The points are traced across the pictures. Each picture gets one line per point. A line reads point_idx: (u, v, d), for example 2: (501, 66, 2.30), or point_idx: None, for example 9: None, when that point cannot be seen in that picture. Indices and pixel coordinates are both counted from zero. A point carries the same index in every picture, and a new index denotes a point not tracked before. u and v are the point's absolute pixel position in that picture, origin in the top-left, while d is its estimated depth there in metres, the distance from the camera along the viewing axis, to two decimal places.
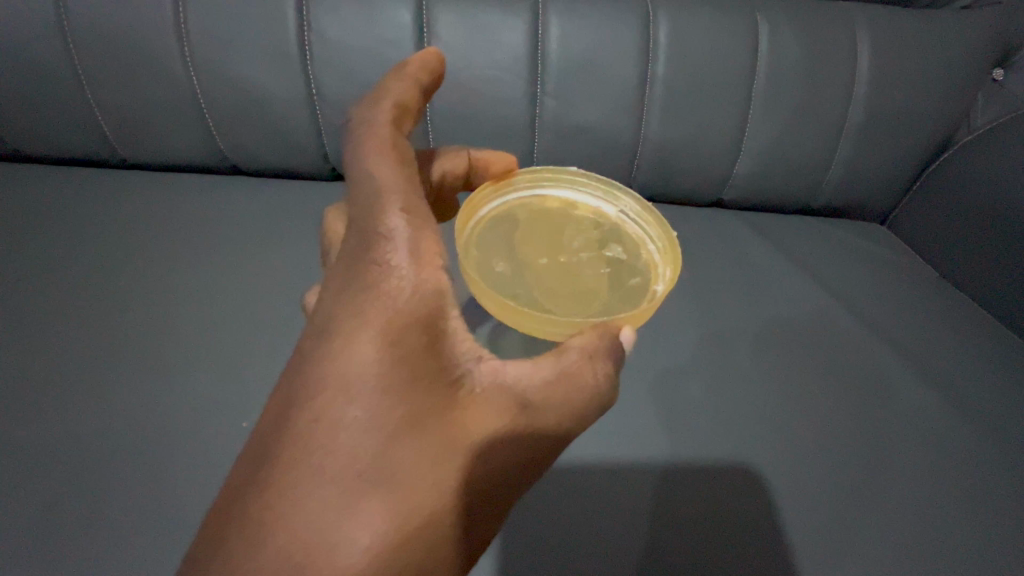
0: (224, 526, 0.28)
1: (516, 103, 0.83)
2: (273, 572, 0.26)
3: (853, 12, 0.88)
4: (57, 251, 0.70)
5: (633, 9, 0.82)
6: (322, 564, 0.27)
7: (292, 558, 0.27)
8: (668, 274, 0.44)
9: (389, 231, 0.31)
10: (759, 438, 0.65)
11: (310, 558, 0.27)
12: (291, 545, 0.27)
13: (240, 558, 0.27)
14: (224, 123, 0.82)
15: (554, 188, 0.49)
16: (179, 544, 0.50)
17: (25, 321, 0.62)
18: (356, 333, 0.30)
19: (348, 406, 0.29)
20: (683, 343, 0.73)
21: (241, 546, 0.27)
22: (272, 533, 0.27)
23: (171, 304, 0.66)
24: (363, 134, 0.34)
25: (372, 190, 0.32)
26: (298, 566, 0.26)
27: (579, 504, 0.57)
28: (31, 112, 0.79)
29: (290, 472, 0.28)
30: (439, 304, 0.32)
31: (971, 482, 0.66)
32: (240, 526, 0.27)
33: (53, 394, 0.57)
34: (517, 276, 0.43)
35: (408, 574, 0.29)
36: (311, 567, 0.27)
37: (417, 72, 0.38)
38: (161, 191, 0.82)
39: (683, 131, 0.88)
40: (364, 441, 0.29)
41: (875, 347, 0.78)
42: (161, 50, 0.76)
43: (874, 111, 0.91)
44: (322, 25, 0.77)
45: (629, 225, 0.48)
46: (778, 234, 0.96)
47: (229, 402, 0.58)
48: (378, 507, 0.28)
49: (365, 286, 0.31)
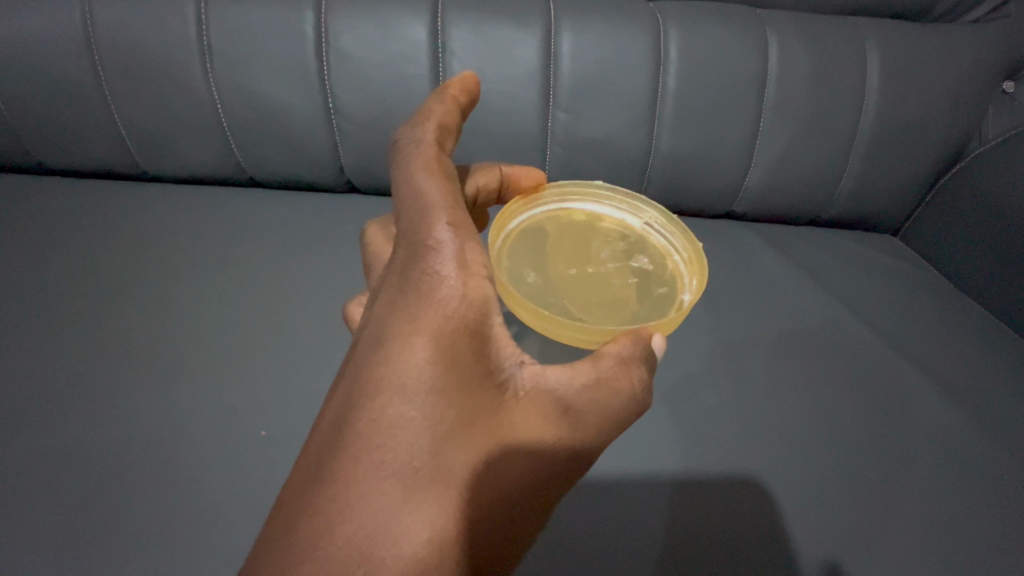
0: (290, 520, 0.29)
1: (528, 117, 0.85)
2: (341, 562, 0.28)
3: (860, 26, 0.89)
4: (87, 262, 0.73)
5: (644, 24, 0.84)
6: (384, 553, 0.29)
7: (357, 548, 0.29)
8: (694, 283, 0.46)
9: (438, 243, 0.33)
10: (772, 447, 0.66)
11: (373, 547, 0.29)
12: (356, 535, 0.29)
13: (308, 549, 0.28)
14: (244, 137, 0.84)
15: (580, 202, 0.51)
16: (203, 550, 0.51)
17: (58, 329, 0.65)
18: (409, 339, 0.32)
19: (404, 406, 0.31)
20: (695, 352, 0.74)
21: (309, 538, 0.29)
22: (337, 526, 0.29)
23: (194, 316, 0.68)
24: (410, 152, 0.36)
25: (420, 205, 0.34)
26: (363, 555, 0.29)
27: (597, 513, 0.58)
28: (60, 128, 0.82)
29: (351, 469, 0.30)
30: (485, 311, 0.33)
31: (985, 493, 0.66)
32: (307, 520, 0.29)
33: (83, 397, 0.59)
34: (548, 286, 0.44)
35: (460, 564, 0.31)
36: (374, 556, 0.29)
37: (456, 94, 0.40)
38: (186, 204, 0.85)
39: (694, 143, 0.90)
40: (417, 441, 0.31)
41: (888, 357, 0.79)
42: (184, 65, 0.79)
43: (884, 123, 0.92)
44: (341, 41, 0.80)
45: (654, 236, 0.50)
46: (790, 245, 0.97)
47: (254, 408, 0.60)
48: (433, 502, 0.30)
49: (417, 295, 0.33)
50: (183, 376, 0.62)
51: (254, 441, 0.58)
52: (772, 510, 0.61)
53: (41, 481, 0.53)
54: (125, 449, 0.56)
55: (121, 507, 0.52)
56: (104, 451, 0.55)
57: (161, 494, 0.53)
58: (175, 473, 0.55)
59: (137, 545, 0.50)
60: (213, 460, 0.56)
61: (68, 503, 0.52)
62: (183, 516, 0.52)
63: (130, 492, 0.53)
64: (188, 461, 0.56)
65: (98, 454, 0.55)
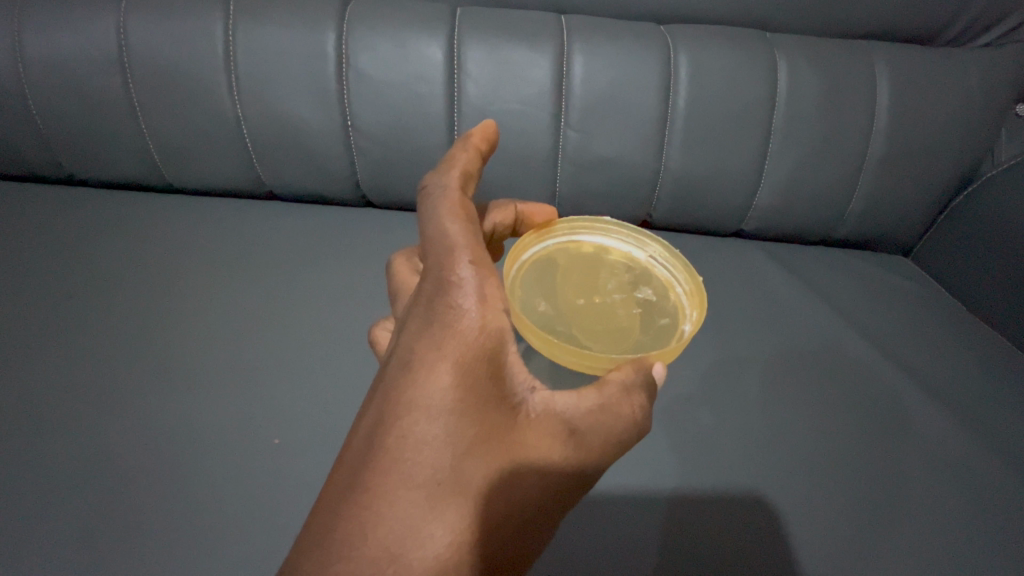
0: (327, 522, 0.33)
1: (540, 136, 0.89)
2: (372, 559, 0.31)
3: (868, 50, 0.92)
4: (122, 273, 0.78)
5: (655, 47, 0.88)
6: (411, 554, 0.32)
7: (387, 548, 0.32)
8: (694, 315, 0.49)
9: (460, 280, 0.36)
10: (768, 463, 0.68)
11: (400, 549, 0.32)
12: (386, 538, 0.32)
13: (343, 548, 0.31)
14: (268, 153, 0.89)
15: (589, 235, 0.54)
16: (227, 546, 0.55)
17: (95, 336, 0.70)
18: (434, 364, 0.35)
19: (430, 425, 0.34)
20: (696, 368, 0.77)
21: (344, 538, 0.32)
22: (369, 528, 0.32)
23: (217, 328, 0.72)
24: (436, 195, 0.40)
25: (444, 244, 0.38)
26: (392, 555, 0.32)
27: (602, 525, 0.60)
28: (95, 143, 0.88)
29: (383, 477, 0.33)
30: (501, 342, 0.36)
31: (982, 515, 0.67)
32: (342, 522, 0.32)
33: (115, 399, 0.64)
34: (558, 315, 0.47)
35: (474, 567, 0.34)
36: (402, 556, 0.32)
37: (478, 143, 0.44)
38: (215, 218, 0.90)
39: (701, 164, 0.93)
40: (441, 455, 0.34)
41: (892, 375, 0.81)
42: (213, 83, 0.84)
43: (892, 146, 0.94)
44: (360, 62, 0.84)
45: (658, 268, 0.53)
46: (797, 265, 1.00)
47: (279, 414, 0.64)
48: (453, 510, 0.34)
49: (441, 326, 0.36)
50: (209, 381, 0.66)
51: (269, 449, 0.61)
52: (765, 526, 0.63)
53: (71, 479, 0.57)
54: (149, 451, 0.60)
55: (149, 504, 0.56)
56: (134, 451, 0.60)
57: (187, 494, 0.57)
58: (199, 474, 0.59)
59: (156, 545, 0.54)
60: (234, 464, 0.60)
61: (100, 498, 0.56)
62: (204, 515, 0.56)
63: (159, 490, 0.57)
64: (212, 463, 0.60)
65: (130, 453, 0.60)
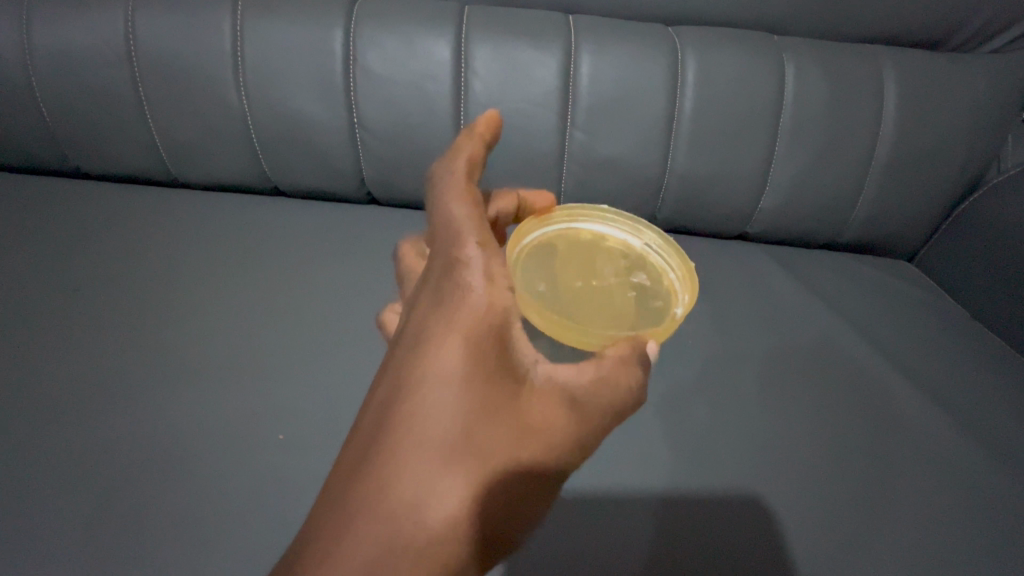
0: (340, 488, 0.34)
1: (546, 136, 0.89)
2: (380, 522, 0.32)
3: (876, 54, 0.92)
4: (127, 264, 0.78)
5: (662, 47, 0.88)
6: (418, 518, 0.33)
7: (394, 513, 0.33)
8: (686, 299, 0.49)
9: (467, 259, 0.37)
10: (770, 465, 0.68)
11: (408, 513, 0.33)
12: (395, 503, 0.33)
13: (354, 508, 0.33)
14: (274, 148, 0.89)
15: (588, 222, 0.54)
16: (225, 536, 0.55)
17: (99, 326, 0.70)
18: (442, 340, 0.36)
19: (437, 398, 0.35)
20: (700, 369, 0.77)
21: (356, 501, 0.33)
22: (378, 494, 0.33)
23: (219, 321, 0.72)
24: (444, 180, 0.40)
25: (452, 226, 0.38)
26: (400, 518, 0.33)
27: (603, 524, 0.60)
28: (102, 136, 0.88)
29: (392, 447, 0.34)
30: (506, 318, 0.36)
31: (983, 520, 0.67)
32: (354, 487, 0.33)
33: (117, 390, 0.64)
34: (558, 297, 0.47)
35: (482, 531, 0.35)
36: (410, 520, 0.33)
37: (483, 133, 0.44)
38: (218, 212, 0.90)
39: (707, 165, 0.93)
40: (448, 427, 0.34)
41: (896, 379, 0.80)
42: (218, 77, 0.84)
43: (898, 151, 0.94)
44: (367, 58, 0.84)
45: (652, 255, 0.54)
46: (802, 268, 0.99)
47: (280, 406, 0.64)
48: (460, 479, 0.34)
49: (449, 303, 0.36)
50: (209, 374, 0.66)
51: (267, 444, 0.61)
52: (767, 531, 0.62)
53: (71, 468, 0.57)
54: (148, 442, 0.60)
55: (148, 494, 0.56)
56: (133, 442, 0.60)
57: (186, 485, 0.57)
58: (199, 465, 0.59)
59: (154, 535, 0.54)
60: (234, 455, 0.60)
61: (100, 487, 0.56)
62: (201, 505, 0.56)
63: (159, 480, 0.57)
64: (212, 455, 0.60)
65: (129, 444, 0.59)
